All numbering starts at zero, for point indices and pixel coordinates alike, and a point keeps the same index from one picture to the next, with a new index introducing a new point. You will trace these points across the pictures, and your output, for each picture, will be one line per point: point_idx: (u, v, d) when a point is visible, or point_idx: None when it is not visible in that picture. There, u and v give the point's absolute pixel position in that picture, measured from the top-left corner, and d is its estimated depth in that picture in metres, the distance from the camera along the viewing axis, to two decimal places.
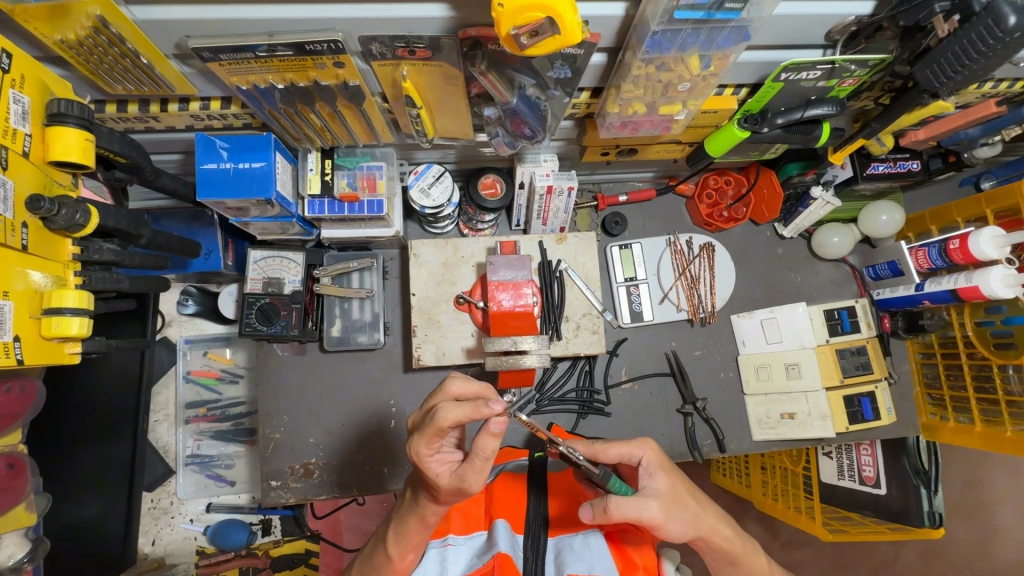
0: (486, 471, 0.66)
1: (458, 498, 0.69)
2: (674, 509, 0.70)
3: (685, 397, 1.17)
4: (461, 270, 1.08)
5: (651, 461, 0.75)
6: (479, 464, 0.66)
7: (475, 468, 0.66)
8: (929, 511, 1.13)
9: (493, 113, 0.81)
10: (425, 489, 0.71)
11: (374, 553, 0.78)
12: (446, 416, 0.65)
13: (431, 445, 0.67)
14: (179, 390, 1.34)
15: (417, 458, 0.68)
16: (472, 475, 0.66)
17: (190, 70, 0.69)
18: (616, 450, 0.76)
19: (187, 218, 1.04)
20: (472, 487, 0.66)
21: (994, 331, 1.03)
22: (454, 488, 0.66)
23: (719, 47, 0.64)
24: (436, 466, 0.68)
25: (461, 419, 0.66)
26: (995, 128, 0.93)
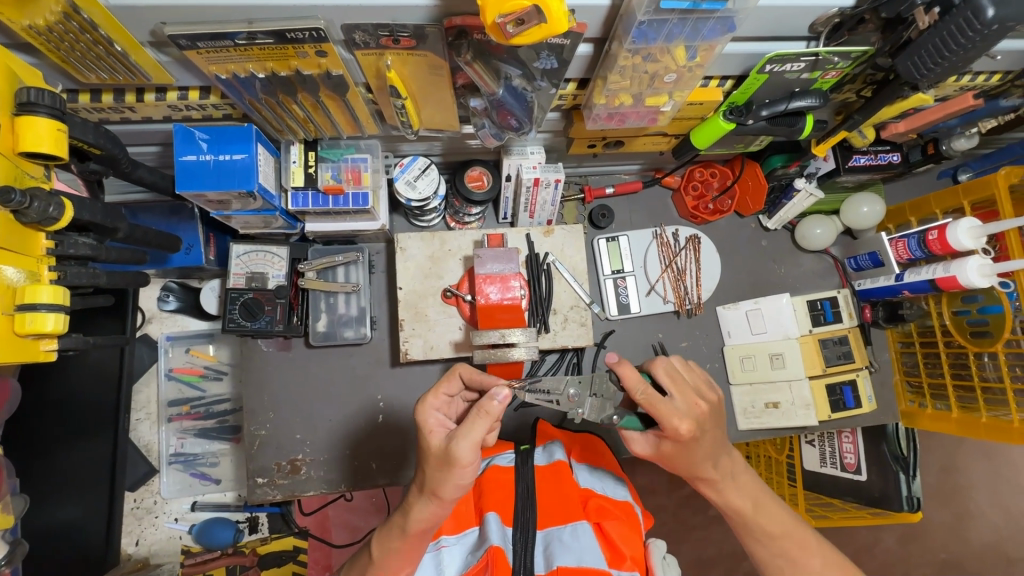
0: (478, 437, 0.64)
1: (442, 482, 0.66)
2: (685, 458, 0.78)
3: None
4: (448, 264, 1.08)
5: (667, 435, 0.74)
6: (473, 428, 0.64)
7: (467, 431, 0.64)
8: (907, 496, 1.17)
9: (479, 105, 0.80)
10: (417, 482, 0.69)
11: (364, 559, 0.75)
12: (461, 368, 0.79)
13: (440, 399, 0.75)
14: (161, 387, 1.31)
15: (421, 410, 0.73)
16: (463, 433, 0.64)
17: (167, 58, 0.67)
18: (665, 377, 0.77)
19: (166, 212, 1.01)
20: (459, 452, 0.64)
21: (970, 319, 1.05)
22: (442, 450, 0.65)
23: (704, 38, 0.64)
24: (433, 422, 0.72)
25: (475, 377, 0.78)
26: (973, 119, 0.96)
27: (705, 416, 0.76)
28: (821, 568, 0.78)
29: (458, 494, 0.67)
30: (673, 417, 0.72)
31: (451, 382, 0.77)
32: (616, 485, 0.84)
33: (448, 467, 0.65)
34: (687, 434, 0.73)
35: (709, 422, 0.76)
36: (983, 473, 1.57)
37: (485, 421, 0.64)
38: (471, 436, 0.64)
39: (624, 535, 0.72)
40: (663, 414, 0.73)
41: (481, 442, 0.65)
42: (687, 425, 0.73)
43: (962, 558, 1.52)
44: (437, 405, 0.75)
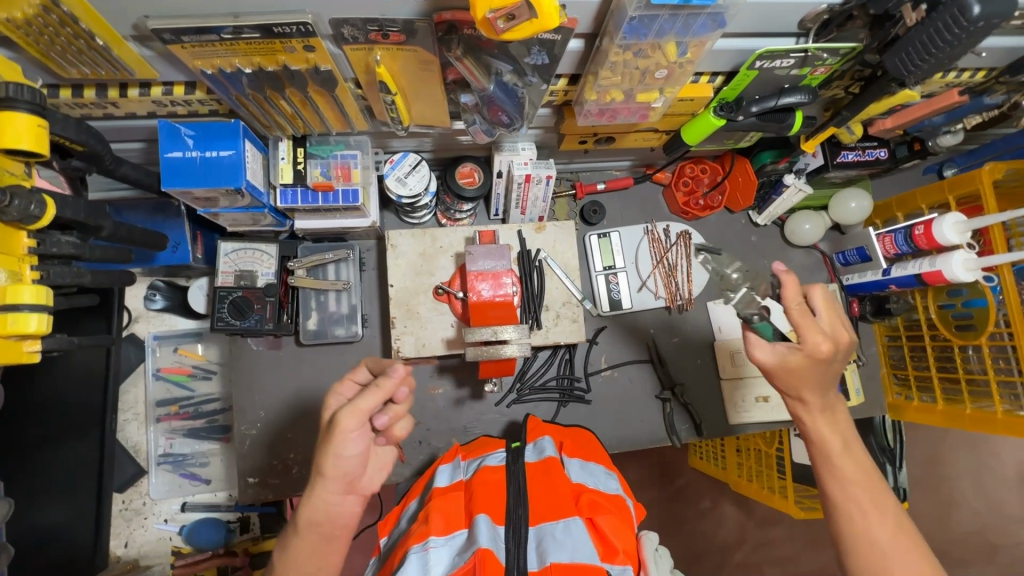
0: (368, 409, 0.62)
1: (326, 451, 0.64)
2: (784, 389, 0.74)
3: (664, 382, 1.19)
4: (440, 261, 1.07)
5: (804, 351, 0.71)
6: (359, 398, 0.63)
7: (355, 400, 0.63)
8: (895, 487, 1.20)
9: (470, 100, 0.80)
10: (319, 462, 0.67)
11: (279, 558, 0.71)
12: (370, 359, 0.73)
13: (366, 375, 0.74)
14: (149, 387, 1.29)
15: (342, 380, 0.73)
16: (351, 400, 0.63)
17: (150, 53, 0.66)
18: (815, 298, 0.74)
19: (151, 210, 0.99)
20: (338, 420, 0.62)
21: (954, 313, 1.07)
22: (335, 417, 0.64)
23: (695, 34, 0.64)
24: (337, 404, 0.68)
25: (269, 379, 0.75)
26: (958, 116, 0.97)
27: (846, 344, 0.73)
28: (888, 538, 0.69)
29: (340, 472, 0.65)
30: (816, 335, 0.70)
31: (359, 371, 0.71)
32: (608, 479, 0.84)
33: (330, 436, 0.63)
34: (827, 353, 0.70)
35: (847, 351, 0.73)
36: (966, 463, 1.60)
37: (376, 394, 0.63)
38: (359, 402, 0.62)
39: (617, 529, 0.73)
40: (808, 331, 0.71)
41: (367, 413, 0.63)
42: (829, 348, 0.71)
43: (947, 547, 1.56)
44: (345, 393, 0.70)
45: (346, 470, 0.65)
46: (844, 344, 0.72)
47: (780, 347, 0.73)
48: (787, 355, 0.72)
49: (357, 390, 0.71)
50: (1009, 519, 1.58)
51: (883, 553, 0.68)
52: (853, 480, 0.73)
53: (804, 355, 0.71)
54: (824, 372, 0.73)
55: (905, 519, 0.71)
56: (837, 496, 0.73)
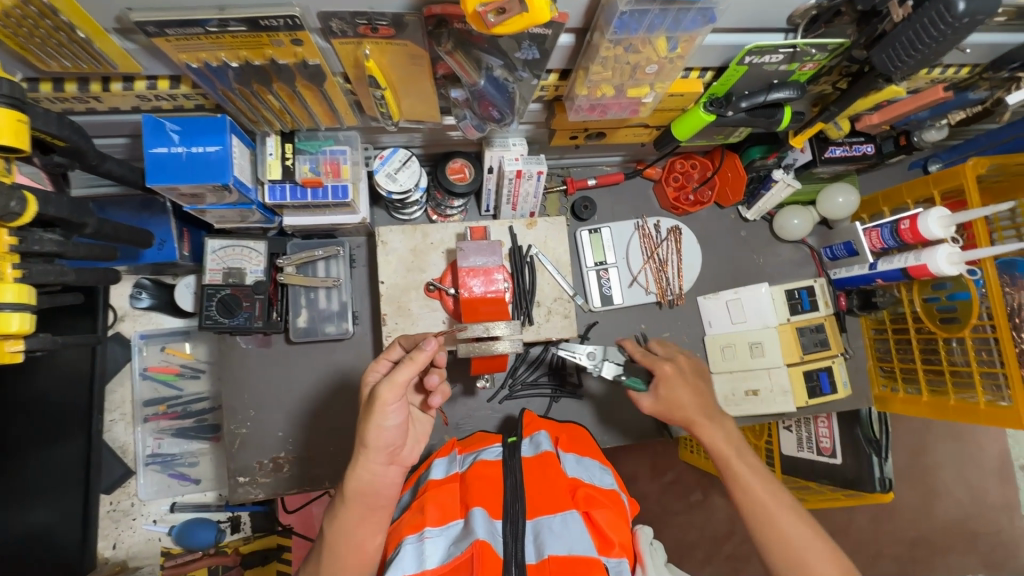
0: (406, 377, 0.73)
1: (367, 426, 0.73)
2: (670, 410, 0.96)
3: None
4: (431, 257, 1.07)
5: (661, 379, 0.97)
6: (396, 371, 0.73)
7: (392, 373, 0.72)
8: (880, 477, 1.21)
9: (460, 96, 0.79)
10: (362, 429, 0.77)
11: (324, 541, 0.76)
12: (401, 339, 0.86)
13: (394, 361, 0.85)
14: (135, 387, 1.27)
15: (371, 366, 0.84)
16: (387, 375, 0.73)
17: (134, 46, 0.65)
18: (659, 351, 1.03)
19: (137, 207, 0.97)
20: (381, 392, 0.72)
21: (939, 306, 1.09)
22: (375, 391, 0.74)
23: (685, 29, 0.64)
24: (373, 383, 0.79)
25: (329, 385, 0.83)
26: (942, 110, 1.01)
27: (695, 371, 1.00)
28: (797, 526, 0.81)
29: (382, 443, 0.74)
30: (663, 362, 0.99)
31: (393, 350, 0.83)
32: (603, 473, 0.85)
33: (372, 408, 0.73)
34: (673, 373, 0.98)
35: (692, 370, 0.99)
36: (948, 453, 1.64)
37: (412, 365, 0.73)
38: (397, 376, 0.72)
39: (613, 523, 0.73)
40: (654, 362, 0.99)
41: (404, 384, 0.72)
42: (671, 370, 0.98)
43: (929, 535, 1.59)
44: (380, 370, 0.83)
45: (387, 439, 0.74)
46: (689, 369, 0.99)
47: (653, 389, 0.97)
48: (660, 387, 0.97)
49: (389, 367, 0.83)
50: (989, 507, 1.62)
51: (791, 543, 0.80)
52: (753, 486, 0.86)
53: (665, 381, 0.96)
54: (687, 385, 0.97)
55: (806, 513, 0.84)
56: (746, 504, 0.86)
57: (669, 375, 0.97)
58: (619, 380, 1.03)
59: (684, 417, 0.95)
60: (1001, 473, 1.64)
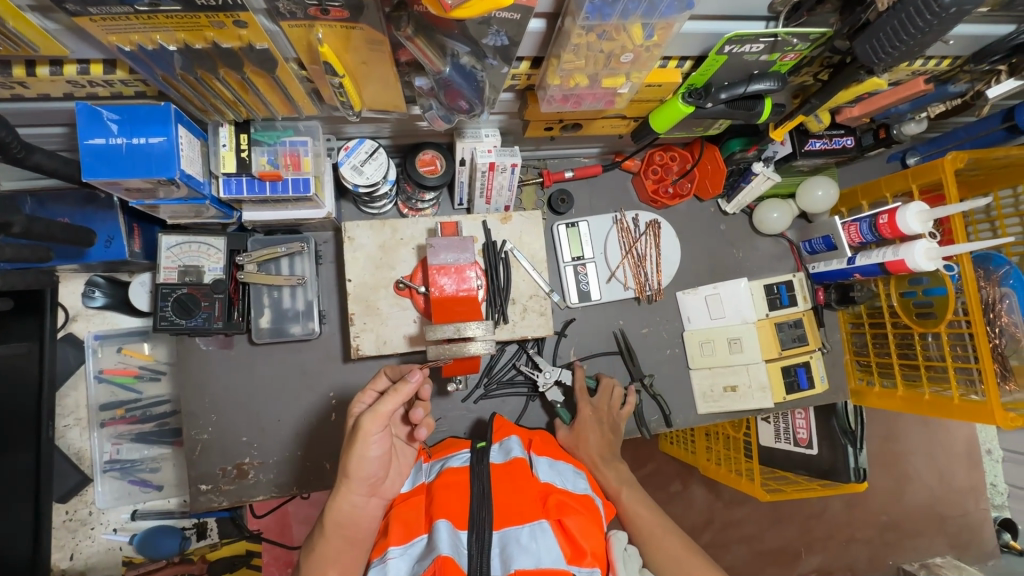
0: (389, 413, 0.71)
1: (348, 458, 0.72)
2: (582, 447, 1.01)
3: (633, 374, 1.18)
4: (400, 253, 1.02)
5: (584, 421, 1.04)
6: (380, 402, 0.71)
7: (375, 404, 0.71)
8: (855, 467, 1.21)
9: (425, 85, 0.74)
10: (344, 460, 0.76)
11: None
12: (386, 369, 0.84)
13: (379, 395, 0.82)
14: (91, 390, 1.21)
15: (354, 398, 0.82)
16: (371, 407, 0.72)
17: (56, 26, 0.58)
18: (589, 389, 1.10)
19: (81, 201, 0.91)
20: (365, 424, 0.71)
21: (916, 301, 1.08)
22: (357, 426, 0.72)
23: (661, 15, 0.60)
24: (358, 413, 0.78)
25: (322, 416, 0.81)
26: (923, 104, 0.97)
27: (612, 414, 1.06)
28: (680, 549, 0.84)
29: (364, 474, 0.73)
30: (586, 405, 1.06)
31: (379, 380, 0.81)
32: (576, 478, 0.82)
33: (355, 440, 0.71)
34: (589, 414, 1.05)
35: (607, 415, 1.06)
36: (919, 440, 1.66)
37: (395, 398, 0.71)
38: (382, 407, 0.71)
39: (586, 530, 0.70)
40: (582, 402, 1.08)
41: (387, 415, 0.71)
42: (592, 412, 1.06)
43: (898, 520, 1.63)
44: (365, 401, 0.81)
45: (368, 471, 0.72)
46: (604, 410, 1.06)
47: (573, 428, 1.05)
48: (580, 427, 1.04)
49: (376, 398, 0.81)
50: (956, 491, 1.66)
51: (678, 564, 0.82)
52: (640, 509, 0.90)
53: (581, 422, 1.04)
54: (599, 430, 1.03)
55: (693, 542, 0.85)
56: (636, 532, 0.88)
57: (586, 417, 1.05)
58: (554, 404, 1.11)
59: (588, 458, 0.99)
60: (969, 459, 1.68)
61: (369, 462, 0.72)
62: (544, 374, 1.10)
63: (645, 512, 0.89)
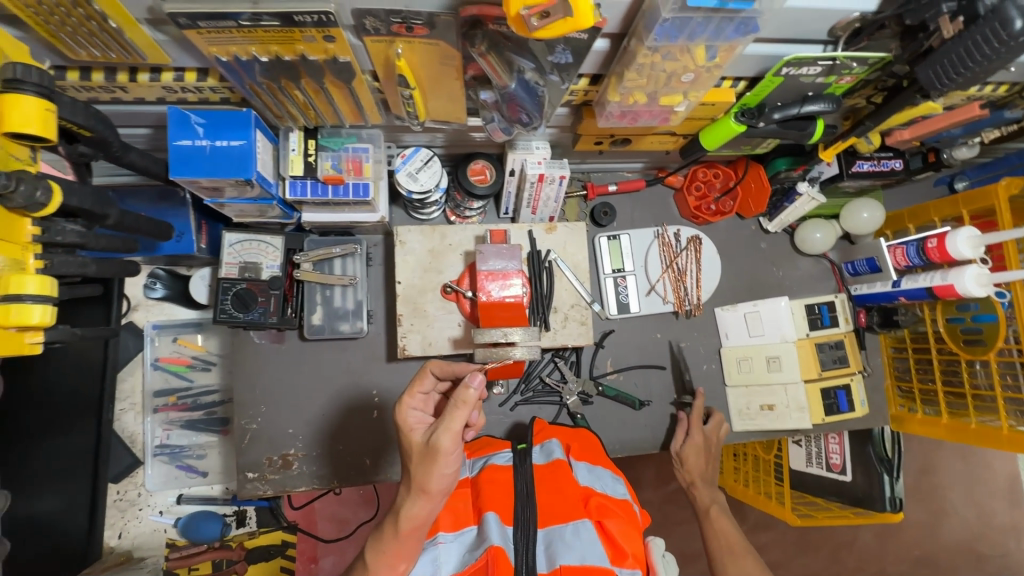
0: (461, 425, 0.68)
1: (426, 472, 0.68)
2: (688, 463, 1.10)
3: (684, 388, 1.19)
4: (448, 258, 1.05)
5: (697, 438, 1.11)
6: (451, 418, 0.67)
7: (446, 420, 0.67)
8: (890, 497, 1.19)
9: (489, 98, 0.78)
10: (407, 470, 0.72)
11: (354, 565, 0.74)
12: (430, 366, 0.84)
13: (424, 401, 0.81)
14: (147, 376, 1.27)
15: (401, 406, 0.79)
16: (442, 425, 0.68)
17: (164, 37, 0.63)
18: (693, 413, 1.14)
19: (156, 198, 0.97)
20: (441, 443, 0.67)
21: (964, 327, 1.07)
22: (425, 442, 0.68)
23: (727, 39, 0.62)
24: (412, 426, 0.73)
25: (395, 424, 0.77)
26: (976, 129, 0.96)
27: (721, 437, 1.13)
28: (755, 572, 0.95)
29: (445, 486, 0.69)
30: (697, 433, 1.11)
31: (424, 380, 0.82)
32: (615, 483, 0.83)
33: (432, 457, 0.68)
34: (700, 440, 1.11)
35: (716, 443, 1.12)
36: (959, 473, 1.61)
37: (463, 410, 0.66)
38: (454, 424, 0.67)
39: (625, 534, 0.73)
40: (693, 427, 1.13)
41: (461, 428, 0.68)
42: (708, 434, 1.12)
43: (936, 555, 1.57)
44: (416, 405, 0.79)
45: (448, 485, 0.69)
46: (713, 440, 1.12)
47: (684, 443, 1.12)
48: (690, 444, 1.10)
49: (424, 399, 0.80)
50: (996, 529, 1.60)
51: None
52: (725, 531, 1.03)
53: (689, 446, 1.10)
54: (704, 453, 1.12)
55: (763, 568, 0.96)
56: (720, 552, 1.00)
57: (695, 442, 1.11)
58: (574, 417, 1.14)
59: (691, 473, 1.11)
60: (1010, 495, 1.62)
61: (446, 477, 0.68)
62: (571, 387, 1.14)
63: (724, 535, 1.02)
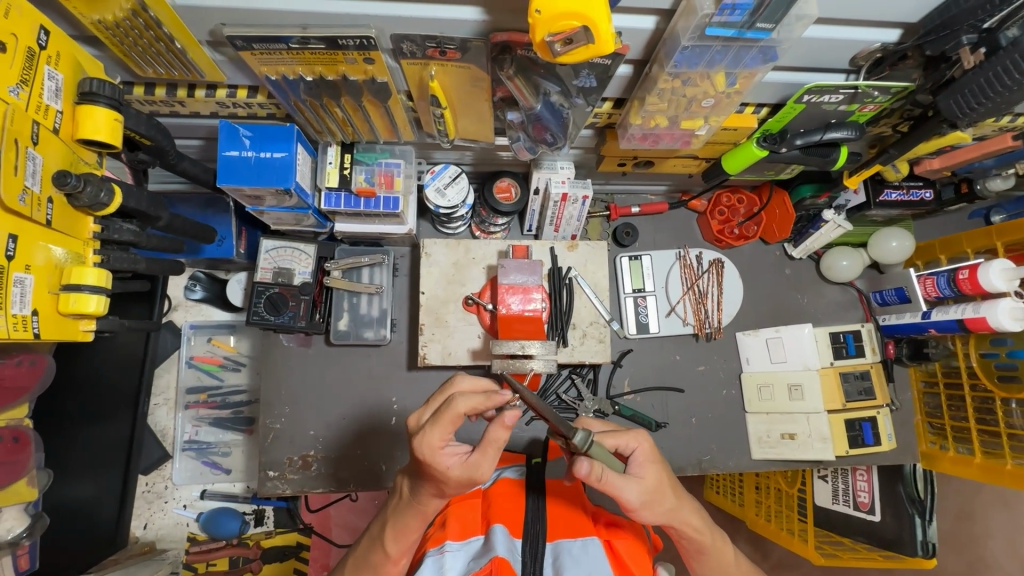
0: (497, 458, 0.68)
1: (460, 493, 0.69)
2: (653, 499, 0.72)
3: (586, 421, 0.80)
4: (471, 271, 1.09)
5: (641, 454, 0.74)
6: (484, 455, 0.66)
7: (481, 458, 0.66)
8: (923, 540, 1.12)
9: (516, 118, 0.82)
10: (428, 482, 0.69)
11: (365, 553, 0.76)
12: (462, 404, 0.66)
13: (444, 436, 0.66)
14: (182, 373, 1.34)
15: (427, 449, 0.65)
16: (484, 462, 0.66)
17: (222, 57, 0.70)
18: (611, 440, 0.74)
19: (203, 204, 1.05)
20: (482, 476, 0.67)
21: (998, 363, 1.04)
22: (466, 480, 0.66)
23: (745, 66, 0.65)
24: (444, 460, 0.66)
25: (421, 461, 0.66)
26: (1010, 161, 0.95)
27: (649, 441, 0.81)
28: None
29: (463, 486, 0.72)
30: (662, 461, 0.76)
31: (456, 418, 0.66)
32: None
33: (469, 486, 0.67)
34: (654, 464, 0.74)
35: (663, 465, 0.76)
36: None
37: (497, 448, 0.67)
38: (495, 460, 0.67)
39: (634, 555, 0.72)
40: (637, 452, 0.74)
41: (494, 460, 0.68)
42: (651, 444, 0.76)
43: None
44: (444, 444, 0.66)
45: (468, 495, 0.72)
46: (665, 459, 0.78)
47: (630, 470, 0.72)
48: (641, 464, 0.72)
49: (448, 433, 0.67)
50: None
51: None
52: None
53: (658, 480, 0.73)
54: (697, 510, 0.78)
55: None
56: None
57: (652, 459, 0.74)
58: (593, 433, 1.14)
59: (671, 500, 0.74)
60: None
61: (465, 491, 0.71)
62: (587, 404, 1.14)
63: (733, 559, 0.82)
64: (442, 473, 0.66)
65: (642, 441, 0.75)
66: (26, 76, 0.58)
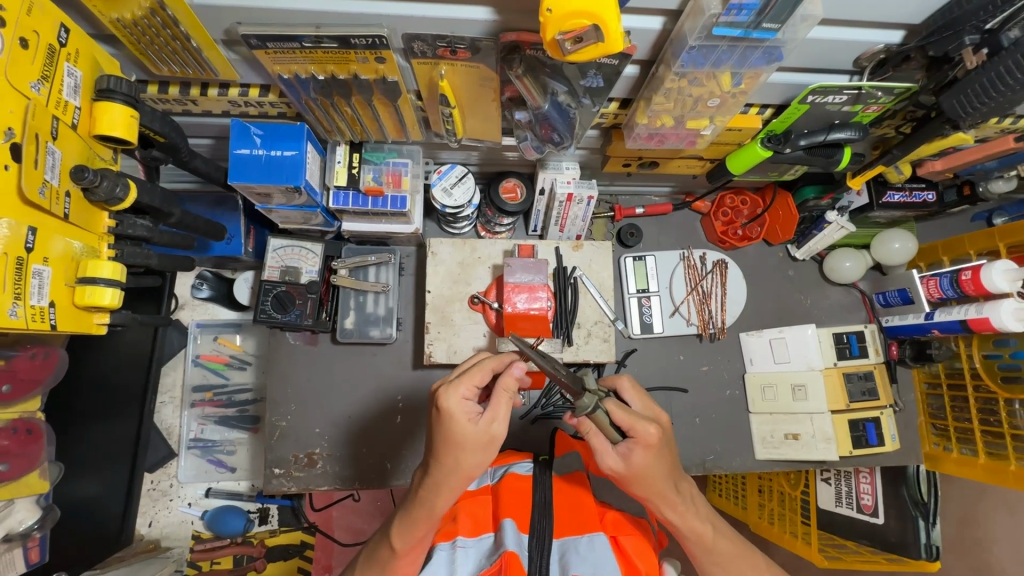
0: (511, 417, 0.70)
1: (474, 461, 0.68)
2: (631, 477, 0.71)
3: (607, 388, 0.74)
4: (477, 271, 1.10)
5: (639, 443, 0.70)
6: (501, 408, 0.69)
7: (498, 412, 0.69)
8: (926, 543, 1.13)
9: (524, 117, 0.83)
10: (442, 449, 0.68)
11: (377, 547, 0.76)
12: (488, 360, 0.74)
13: (470, 388, 0.70)
14: (187, 372, 1.35)
15: (452, 396, 0.68)
16: (499, 415, 0.69)
17: (235, 56, 0.71)
18: (620, 414, 0.70)
19: (212, 203, 1.06)
20: (498, 432, 0.69)
21: (1001, 364, 1.04)
22: (483, 434, 0.67)
23: (751, 66, 0.66)
24: (462, 411, 0.68)
25: (447, 410, 0.67)
26: (1012, 162, 0.96)
27: (670, 430, 0.75)
28: None
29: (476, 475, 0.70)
30: (657, 455, 0.70)
31: (482, 374, 0.72)
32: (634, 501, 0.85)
33: (485, 447, 0.68)
34: (646, 454, 0.70)
35: (659, 457, 0.70)
36: None
37: (511, 403, 0.70)
38: (507, 414, 0.70)
39: (641, 550, 0.72)
40: (635, 434, 0.70)
41: (508, 420, 0.70)
42: (657, 438, 0.70)
43: None
44: (467, 397, 0.69)
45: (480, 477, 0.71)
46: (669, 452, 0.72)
47: (621, 445, 0.71)
48: (632, 448, 0.70)
49: (473, 390, 0.71)
50: None
51: None
52: None
53: (643, 465, 0.70)
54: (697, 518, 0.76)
55: None
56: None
57: (648, 447, 0.69)
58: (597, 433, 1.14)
59: (651, 488, 0.72)
60: None
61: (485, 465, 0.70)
62: None
63: (709, 544, 0.78)
64: (460, 425, 0.67)
65: (647, 431, 0.69)
66: (47, 73, 0.59)
